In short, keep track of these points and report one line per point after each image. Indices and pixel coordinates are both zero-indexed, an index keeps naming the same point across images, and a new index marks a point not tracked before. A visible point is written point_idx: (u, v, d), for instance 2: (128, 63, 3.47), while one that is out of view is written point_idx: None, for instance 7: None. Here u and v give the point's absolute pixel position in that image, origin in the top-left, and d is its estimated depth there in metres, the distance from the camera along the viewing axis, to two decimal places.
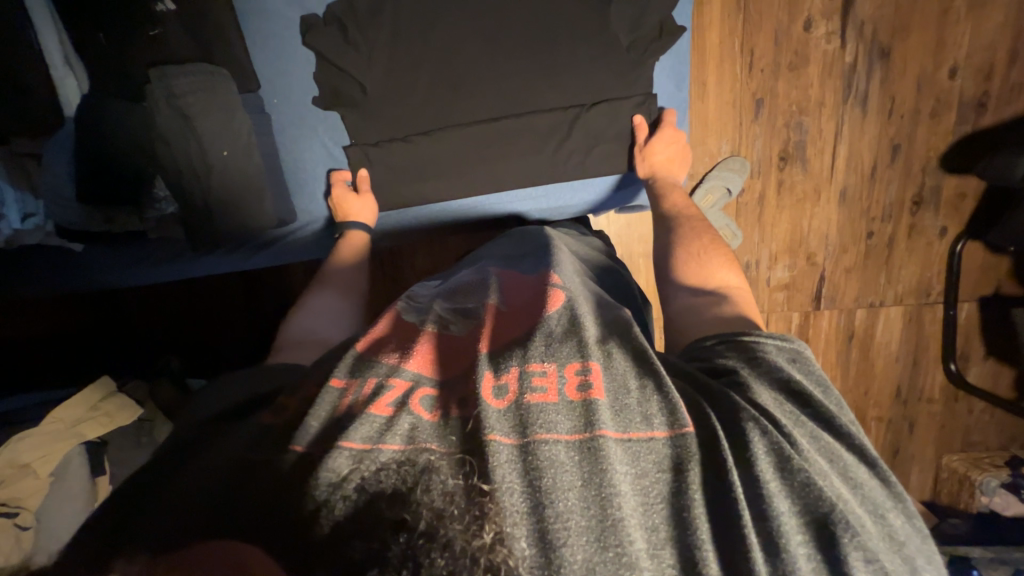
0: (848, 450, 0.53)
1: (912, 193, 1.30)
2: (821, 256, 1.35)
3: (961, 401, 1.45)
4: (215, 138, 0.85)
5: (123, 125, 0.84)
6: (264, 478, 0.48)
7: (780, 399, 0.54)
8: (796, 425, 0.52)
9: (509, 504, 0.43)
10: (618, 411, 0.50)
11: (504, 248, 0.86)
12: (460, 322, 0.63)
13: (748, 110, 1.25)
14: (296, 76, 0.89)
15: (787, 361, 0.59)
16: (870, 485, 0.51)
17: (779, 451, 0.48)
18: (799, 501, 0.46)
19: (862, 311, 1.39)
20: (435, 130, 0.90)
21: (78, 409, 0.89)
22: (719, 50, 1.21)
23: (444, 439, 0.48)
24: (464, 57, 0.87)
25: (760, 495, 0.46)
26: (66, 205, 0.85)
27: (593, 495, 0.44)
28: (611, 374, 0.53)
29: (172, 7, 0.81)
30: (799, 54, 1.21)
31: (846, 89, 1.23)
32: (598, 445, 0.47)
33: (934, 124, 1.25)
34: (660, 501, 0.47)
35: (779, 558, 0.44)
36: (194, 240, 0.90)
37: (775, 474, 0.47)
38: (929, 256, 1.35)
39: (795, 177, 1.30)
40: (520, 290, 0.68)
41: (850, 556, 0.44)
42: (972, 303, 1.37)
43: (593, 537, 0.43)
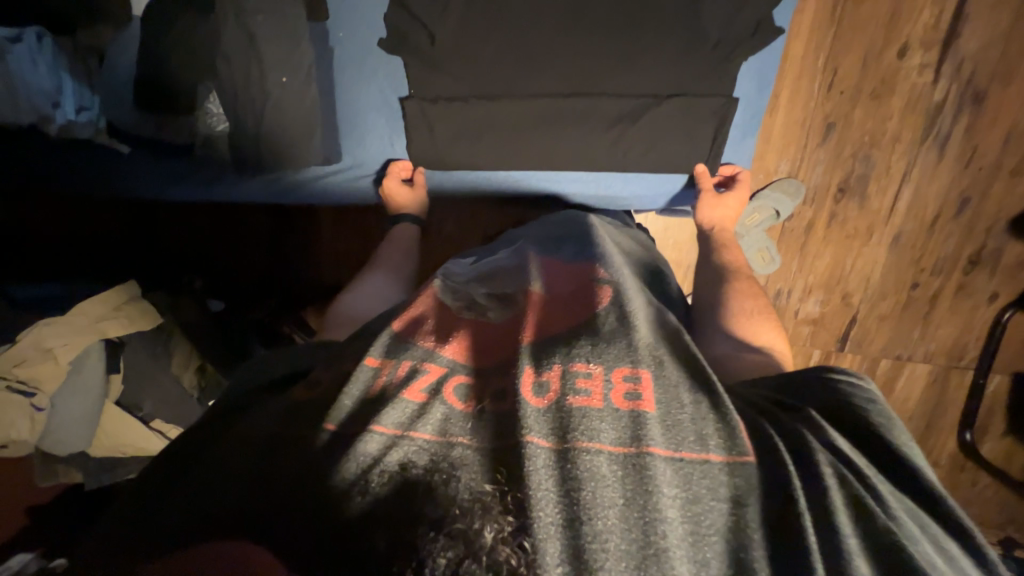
0: (938, 520, 0.47)
1: (970, 252, 1.23)
2: (858, 298, 1.30)
3: (967, 473, 1.40)
4: (275, 64, 0.83)
5: (183, 33, 0.82)
6: (296, 454, 0.51)
7: (856, 450, 0.52)
8: (876, 477, 0.49)
9: (539, 511, 0.43)
10: (670, 428, 0.49)
11: (542, 232, 0.84)
12: (497, 308, 0.64)
13: (816, 132, 1.18)
14: (365, 11, 0.87)
15: (866, 405, 0.56)
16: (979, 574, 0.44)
17: (857, 500, 0.46)
18: (879, 561, 0.42)
19: (887, 362, 1.34)
20: (493, 95, 0.87)
21: (103, 306, 0.91)
22: (800, 64, 1.14)
23: (474, 433, 0.50)
24: (537, 23, 0.84)
25: (837, 547, 0.42)
26: (123, 107, 0.86)
27: (635, 517, 0.43)
28: (663, 385, 0.52)
29: None
30: (885, 83, 1.13)
31: (927, 129, 1.15)
32: (644, 461, 0.46)
33: (1013, 184, 1.17)
34: (712, 535, 0.44)
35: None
36: (240, 165, 0.90)
37: (853, 526, 0.44)
38: (972, 320, 1.28)
39: (849, 212, 1.24)
40: (558, 280, 0.68)
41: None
42: (1004, 376, 1.31)
43: (633, 562, 0.41)
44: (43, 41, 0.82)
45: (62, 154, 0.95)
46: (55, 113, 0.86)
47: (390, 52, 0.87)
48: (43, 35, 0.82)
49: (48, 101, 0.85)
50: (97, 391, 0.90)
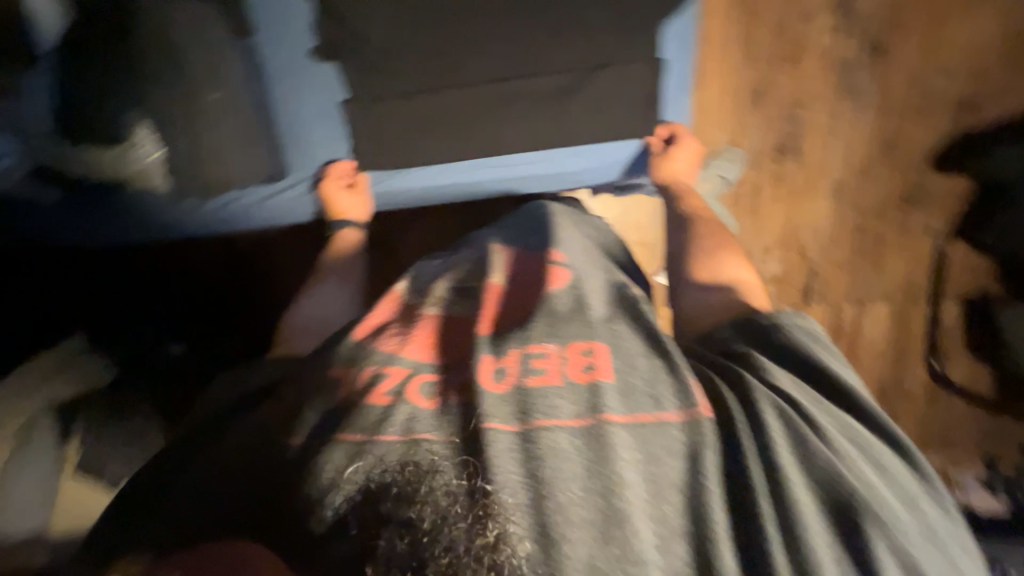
0: (863, 427, 0.60)
1: (902, 191, 1.32)
2: (812, 250, 1.36)
3: (945, 400, 1.46)
4: (206, 78, 0.82)
5: (103, 58, 0.80)
6: (270, 475, 0.58)
7: (797, 381, 0.62)
8: (817, 409, 0.59)
9: (512, 485, 0.53)
10: (627, 395, 0.59)
11: (504, 225, 0.84)
12: (461, 300, 0.72)
13: (745, 100, 1.25)
14: (292, 22, 0.86)
15: (811, 341, 0.66)
16: (892, 463, 0.58)
17: (791, 425, 0.57)
18: (818, 479, 0.54)
19: (850, 307, 1.41)
20: (433, 93, 0.89)
21: (52, 365, 0.87)
22: (719, 39, 1.22)
23: (444, 429, 0.57)
24: (466, 20, 0.86)
25: (779, 476, 0.54)
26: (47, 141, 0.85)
27: (599, 480, 0.53)
28: (619, 358, 0.63)
29: None
30: (797, 48, 1.22)
31: (842, 84, 1.25)
32: (603, 428, 0.56)
33: (925, 124, 1.27)
34: (670, 483, 0.55)
35: (791, 532, 0.51)
36: (179, 187, 0.89)
37: (792, 450, 0.56)
38: (916, 255, 1.37)
39: (789, 169, 1.31)
40: (522, 269, 0.77)
41: (869, 533, 0.51)
42: (955, 303, 1.40)
43: (597, 519, 0.52)
44: None
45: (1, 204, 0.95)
46: None
47: (322, 58, 0.88)
48: None
49: None
50: (47, 463, 0.78)
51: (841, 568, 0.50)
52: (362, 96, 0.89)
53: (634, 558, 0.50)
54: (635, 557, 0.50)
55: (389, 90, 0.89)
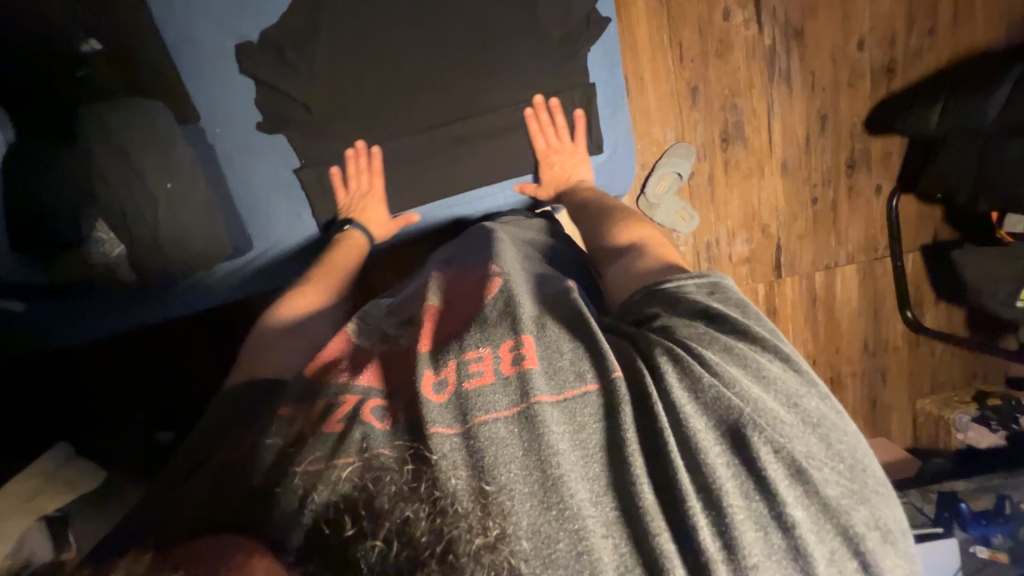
0: (772, 360, 0.57)
1: (845, 158, 1.39)
2: (774, 226, 1.42)
3: (924, 346, 1.52)
4: (156, 170, 0.84)
5: (56, 169, 0.80)
6: (242, 489, 0.52)
7: (697, 324, 0.59)
8: (707, 345, 0.56)
9: (456, 487, 0.47)
10: (552, 375, 0.55)
11: (452, 251, 0.88)
12: (407, 331, 0.67)
13: (685, 97, 1.32)
14: (236, 104, 0.88)
15: (708, 293, 0.64)
16: (794, 383, 0.56)
17: (690, 374, 0.53)
18: (712, 414, 0.52)
19: (820, 274, 1.46)
20: (387, 145, 0.93)
21: (34, 480, 0.81)
22: (649, 46, 1.28)
23: (394, 444, 0.52)
24: (410, 72, 0.91)
25: (680, 421, 0.51)
26: (4, 259, 0.82)
27: (533, 462, 0.49)
28: (544, 342, 0.58)
29: (98, 46, 0.80)
30: (723, 42, 1.30)
31: (770, 69, 1.32)
32: (530, 412, 0.51)
33: (853, 93, 1.35)
34: (596, 451, 0.52)
35: (706, 481, 0.49)
36: (145, 280, 0.88)
37: (689, 397, 0.52)
38: (870, 213, 1.43)
39: (738, 155, 1.37)
40: (462, 289, 0.73)
41: (771, 465, 0.49)
42: (915, 253, 1.46)
43: (536, 495, 0.48)
44: None
45: None
46: None
47: (271, 130, 0.89)
48: None
49: None
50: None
51: (749, 503, 0.48)
52: (315, 158, 0.92)
53: (578, 536, 0.47)
54: (581, 536, 0.47)
55: (343, 151, 0.92)
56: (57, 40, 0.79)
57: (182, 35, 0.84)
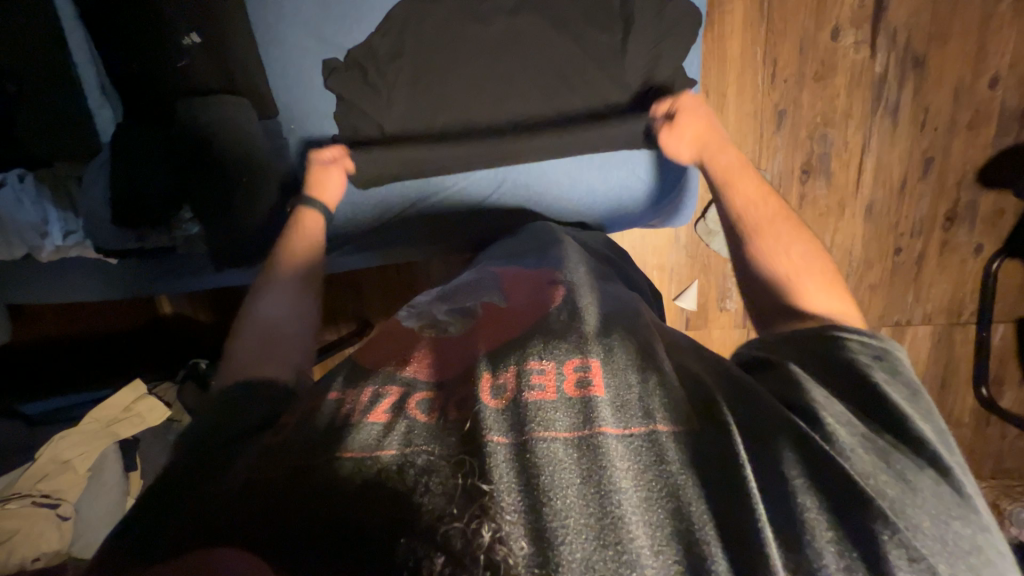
0: (893, 442, 0.49)
1: (945, 210, 1.24)
2: (844, 272, 1.30)
3: (994, 426, 1.38)
4: (233, 162, 0.86)
5: (146, 149, 0.83)
6: (276, 469, 0.48)
7: (831, 399, 0.52)
8: (842, 424, 0.50)
9: (505, 498, 0.43)
10: (619, 406, 0.50)
11: (507, 248, 0.88)
12: (457, 322, 0.67)
13: (769, 121, 1.21)
14: (313, 101, 0.92)
15: (871, 360, 0.56)
16: (935, 490, 0.46)
17: (811, 447, 0.47)
18: (833, 496, 0.44)
19: (887, 330, 1.33)
20: (449, 144, 0.92)
21: (114, 409, 0.94)
22: (739, 61, 1.18)
23: (442, 441, 0.49)
24: (484, 74, 0.91)
25: (785, 493, 0.45)
26: (105, 226, 0.85)
27: (592, 493, 0.44)
28: (611, 369, 0.54)
29: (197, 39, 0.84)
30: (825, 64, 1.17)
31: (876, 100, 1.19)
32: (595, 438, 0.47)
33: (972, 137, 1.19)
34: (664, 496, 0.45)
35: (797, 553, 0.42)
36: (219, 259, 0.91)
37: (803, 472, 0.46)
38: (962, 275, 1.28)
39: (818, 190, 1.25)
40: (516, 289, 0.73)
41: (894, 556, 0.41)
42: (1008, 325, 1.30)
43: (592, 533, 0.42)
44: (25, 180, 0.82)
45: (24, 277, 0.93)
46: (43, 242, 0.86)
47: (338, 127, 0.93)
48: (25, 174, 0.83)
49: (35, 232, 0.85)
50: (117, 491, 0.93)
51: None
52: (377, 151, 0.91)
53: None
54: None
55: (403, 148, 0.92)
56: (159, 31, 0.83)
57: (270, 33, 0.89)
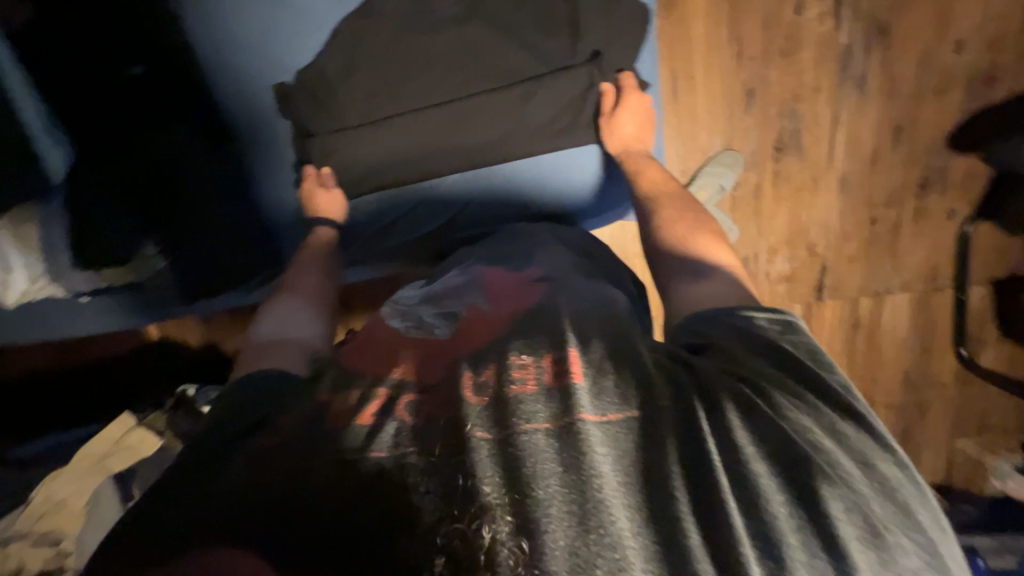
0: (825, 405, 0.50)
1: (918, 177, 1.25)
2: (823, 246, 1.31)
3: (976, 385, 1.41)
4: (197, 193, 0.88)
5: (103, 186, 0.84)
6: (274, 476, 0.50)
7: (766, 368, 0.53)
8: (778, 389, 0.51)
9: (494, 496, 0.45)
10: (597, 394, 0.51)
11: (489, 249, 0.83)
12: (444, 325, 0.65)
13: (738, 101, 1.21)
14: (263, 118, 0.89)
15: (779, 332, 0.56)
16: (858, 439, 0.49)
17: (752, 417, 0.49)
18: (776, 460, 0.46)
19: (868, 300, 1.35)
20: (410, 145, 0.90)
21: (106, 444, 0.97)
22: (705, 42, 1.17)
23: (426, 442, 0.50)
24: (439, 81, 0.88)
25: (740, 460, 0.46)
26: (65, 269, 0.85)
27: (573, 480, 0.45)
28: (589, 358, 0.54)
29: (141, 71, 0.85)
30: (790, 39, 1.16)
31: (843, 72, 1.18)
32: (575, 426, 0.48)
33: (941, 102, 1.19)
34: (641, 478, 0.46)
35: (760, 521, 0.44)
36: (191, 291, 0.93)
37: (751, 440, 0.48)
38: (938, 239, 1.29)
39: (791, 167, 1.25)
40: (504, 289, 0.70)
41: (832, 510, 0.44)
42: (985, 286, 1.32)
43: (575, 518, 0.43)
44: None
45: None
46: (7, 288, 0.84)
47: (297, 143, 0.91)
48: None
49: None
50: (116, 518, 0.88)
51: (806, 552, 0.42)
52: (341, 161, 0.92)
53: (618, 564, 0.41)
54: (621, 565, 0.41)
55: (365, 155, 0.91)
56: (108, 69, 0.84)
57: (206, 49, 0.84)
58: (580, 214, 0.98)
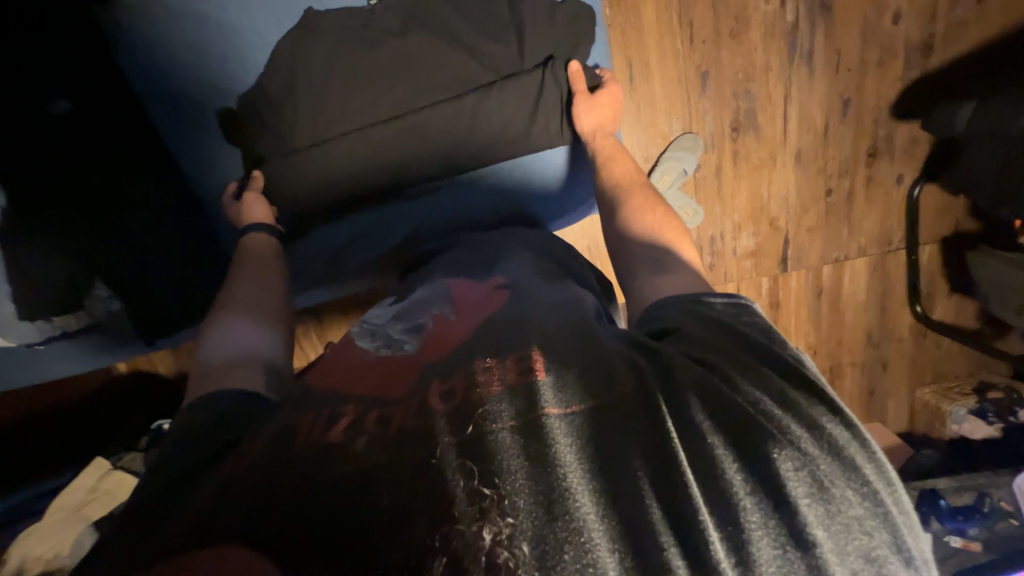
0: (777, 374, 0.50)
1: (867, 146, 1.30)
2: (783, 219, 1.35)
3: (930, 337, 1.50)
4: (142, 226, 0.85)
5: (34, 233, 0.77)
6: (228, 504, 0.46)
7: (721, 346, 0.53)
8: (732, 363, 0.51)
9: (457, 491, 0.43)
10: (561, 388, 0.50)
11: (455, 258, 0.83)
12: (412, 338, 0.65)
13: (694, 83, 1.22)
14: (208, 143, 0.86)
15: (734, 315, 0.57)
16: (810, 405, 0.48)
17: (710, 390, 0.48)
18: (731, 427, 0.46)
19: (829, 267, 1.41)
20: (364, 150, 0.88)
21: (80, 492, 0.93)
22: (657, 26, 1.17)
23: (389, 450, 0.48)
24: (388, 95, 0.86)
25: (697, 433, 0.45)
26: (13, 323, 0.80)
27: (538, 472, 0.44)
28: (553, 356, 0.55)
29: (67, 105, 0.79)
30: (739, 19, 1.18)
31: (791, 49, 1.21)
32: (537, 420, 0.47)
33: (883, 73, 1.24)
34: (604, 463, 0.45)
35: (719, 489, 0.43)
36: (147, 333, 0.88)
37: (707, 413, 0.47)
38: (888, 204, 1.36)
39: (749, 145, 1.28)
40: (467, 297, 0.70)
41: (784, 469, 0.43)
42: (932, 245, 1.40)
43: (540, 509, 0.42)
44: None
45: None
46: None
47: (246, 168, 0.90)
48: None
49: None
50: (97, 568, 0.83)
51: (762, 514, 0.42)
52: (293, 170, 0.88)
53: (584, 548, 0.40)
54: (587, 549, 0.40)
55: (318, 162, 0.88)
56: (23, 104, 0.76)
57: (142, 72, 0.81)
58: (543, 212, 0.98)
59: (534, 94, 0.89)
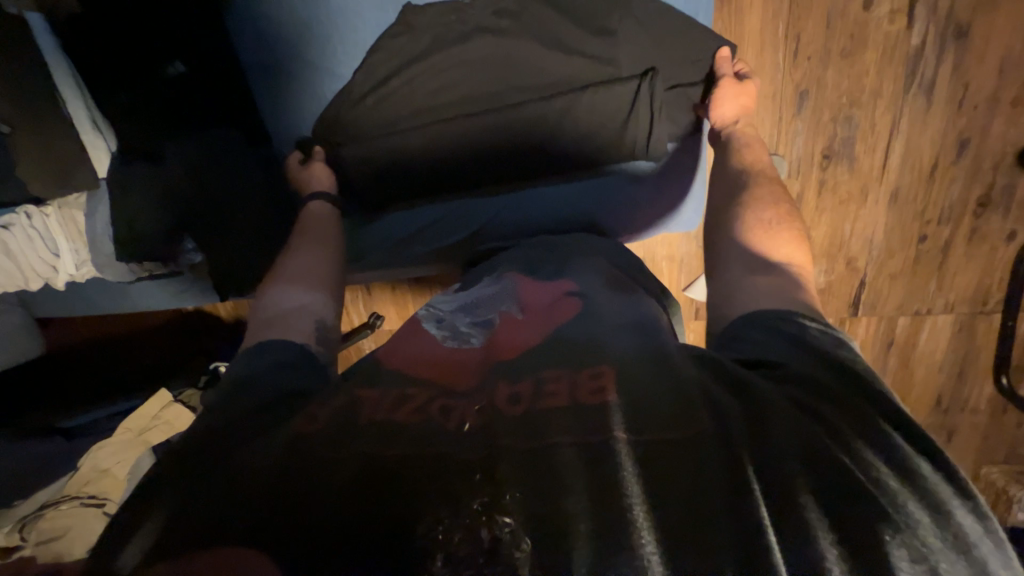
0: (900, 441, 0.45)
1: (978, 195, 1.16)
2: (863, 261, 1.25)
3: (1011, 415, 1.35)
4: (226, 187, 0.89)
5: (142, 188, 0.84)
6: (279, 463, 0.49)
7: (825, 391, 0.49)
8: (835, 417, 0.47)
9: (513, 502, 0.43)
10: (634, 413, 0.48)
11: (524, 256, 0.83)
12: (479, 334, 0.67)
13: (790, 102, 1.13)
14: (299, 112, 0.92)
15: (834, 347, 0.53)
16: (931, 480, 0.43)
17: (811, 442, 0.44)
18: (829, 487, 0.42)
19: (906, 319, 1.28)
20: (451, 135, 0.89)
21: (144, 419, 1.04)
22: (761, 37, 1.09)
23: (462, 447, 0.48)
24: (475, 91, 0.88)
25: (785, 491, 0.42)
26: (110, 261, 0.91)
27: (600, 497, 0.43)
28: (624, 375, 0.53)
29: (182, 69, 0.84)
30: (854, 38, 1.08)
31: (909, 76, 1.09)
32: (610, 444, 0.46)
33: (1015, 116, 1.09)
34: (675, 502, 0.42)
35: (806, 555, 0.39)
36: (220, 289, 0.96)
37: (804, 470, 0.43)
38: (991, 261, 1.22)
39: (839, 176, 1.18)
40: (536, 300, 0.70)
41: (895, 556, 0.39)
42: None
43: (603, 538, 0.40)
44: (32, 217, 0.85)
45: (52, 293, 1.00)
46: (58, 272, 0.92)
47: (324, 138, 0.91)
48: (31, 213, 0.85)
49: (48, 265, 0.90)
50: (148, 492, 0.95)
51: None
52: (380, 143, 0.89)
53: None
54: None
55: (405, 141, 0.89)
56: (145, 65, 0.82)
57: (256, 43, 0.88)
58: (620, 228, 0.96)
59: (628, 100, 0.86)
